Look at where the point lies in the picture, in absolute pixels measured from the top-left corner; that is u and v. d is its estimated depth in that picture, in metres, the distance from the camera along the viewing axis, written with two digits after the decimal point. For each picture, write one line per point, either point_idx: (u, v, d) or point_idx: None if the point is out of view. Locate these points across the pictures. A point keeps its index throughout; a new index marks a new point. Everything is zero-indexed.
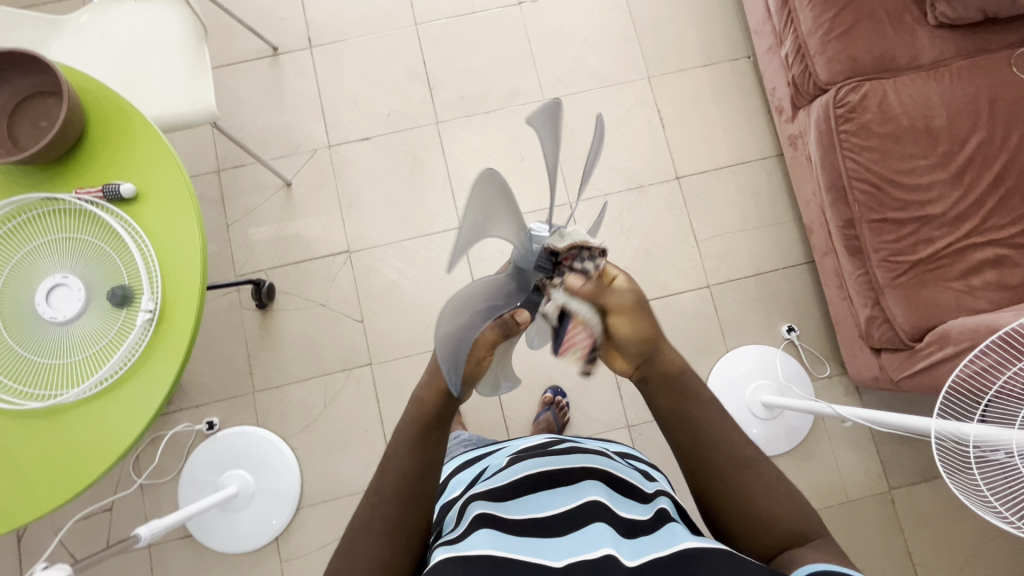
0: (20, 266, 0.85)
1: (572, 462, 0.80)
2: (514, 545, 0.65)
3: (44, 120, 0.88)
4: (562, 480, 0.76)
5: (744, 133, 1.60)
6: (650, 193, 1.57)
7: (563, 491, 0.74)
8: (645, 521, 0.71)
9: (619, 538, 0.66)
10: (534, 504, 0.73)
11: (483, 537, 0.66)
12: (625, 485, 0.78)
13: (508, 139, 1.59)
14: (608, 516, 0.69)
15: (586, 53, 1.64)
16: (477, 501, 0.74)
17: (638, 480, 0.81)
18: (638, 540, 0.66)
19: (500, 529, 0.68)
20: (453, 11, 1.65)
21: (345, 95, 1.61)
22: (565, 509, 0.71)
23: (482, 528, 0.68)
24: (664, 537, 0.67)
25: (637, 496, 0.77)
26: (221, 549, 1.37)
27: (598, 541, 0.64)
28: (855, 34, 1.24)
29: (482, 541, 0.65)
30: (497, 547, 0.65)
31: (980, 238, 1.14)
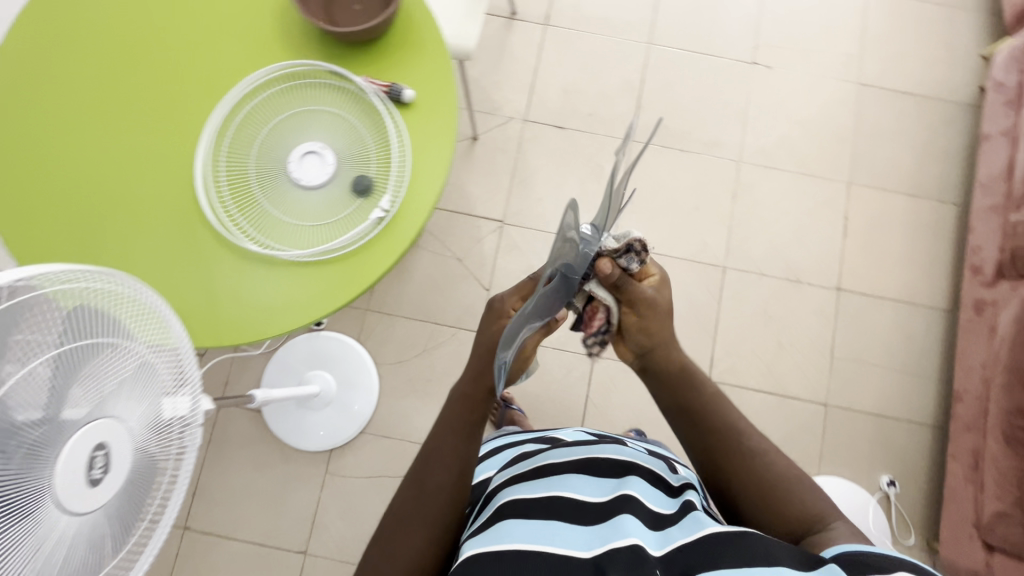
0: (286, 121, 0.90)
1: (596, 451, 0.81)
2: (550, 533, 0.67)
3: (357, 4, 0.93)
4: (586, 468, 0.77)
5: (921, 275, 1.54)
6: (805, 292, 1.53)
7: (582, 479, 0.75)
8: (671, 514, 0.71)
9: (644, 531, 0.67)
10: (557, 485, 0.74)
11: (515, 527, 0.67)
12: (653, 476, 0.79)
13: (691, 184, 1.58)
14: (635, 509, 0.70)
15: (796, 136, 1.62)
16: (504, 492, 0.76)
17: (664, 473, 0.81)
18: (664, 532, 0.68)
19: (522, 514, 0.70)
20: (688, 46, 1.66)
21: (558, 80, 1.64)
22: (589, 497, 0.72)
23: (508, 518, 0.69)
24: (688, 522, 0.69)
25: (665, 490, 0.77)
26: (280, 437, 1.43)
27: (620, 530, 0.66)
28: None
29: (513, 532, 0.66)
30: (533, 538, 0.66)
31: None
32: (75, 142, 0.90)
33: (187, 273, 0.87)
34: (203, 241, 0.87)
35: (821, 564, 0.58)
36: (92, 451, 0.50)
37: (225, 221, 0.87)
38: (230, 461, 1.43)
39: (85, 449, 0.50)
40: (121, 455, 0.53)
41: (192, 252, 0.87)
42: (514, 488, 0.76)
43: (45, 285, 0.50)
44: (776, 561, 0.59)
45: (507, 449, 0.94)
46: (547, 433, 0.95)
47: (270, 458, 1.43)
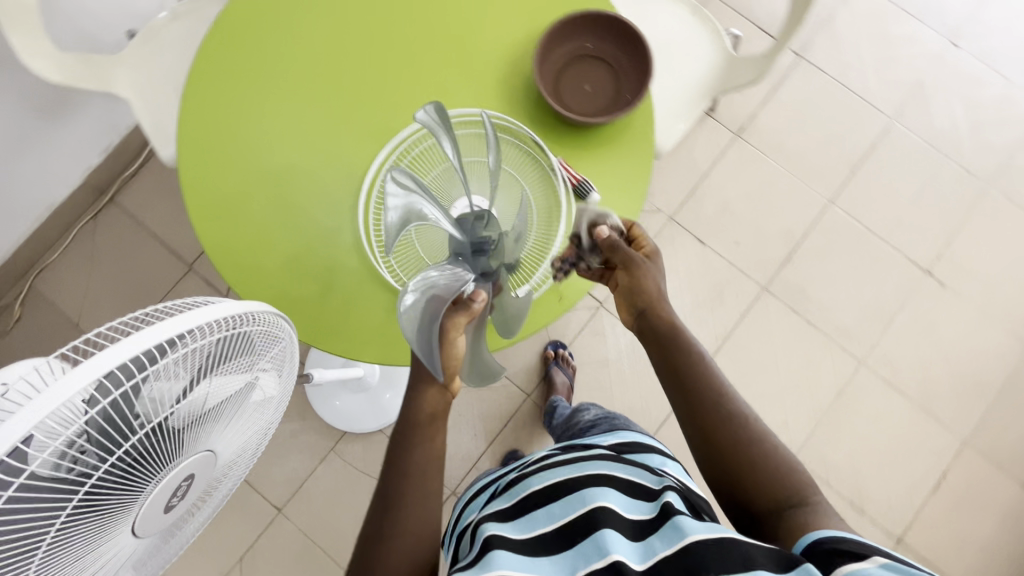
0: (466, 166, 0.88)
1: (572, 468, 0.73)
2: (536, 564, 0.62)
3: (587, 84, 0.90)
4: (559, 487, 0.71)
5: (989, 571, 1.40)
6: (861, 526, 1.41)
7: (557, 498, 0.69)
8: (649, 524, 0.65)
9: (625, 545, 0.62)
10: (537, 517, 0.69)
11: (504, 558, 0.62)
12: (634, 488, 0.71)
13: (801, 361, 1.47)
14: (612, 527, 0.64)
15: (933, 366, 1.48)
16: (483, 522, 0.69)
17: (643, 477, 0.73)
18: (647, 546, 0.63)
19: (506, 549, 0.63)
20: (869, 224, 1.53)
21: (723, 194, 1.54)
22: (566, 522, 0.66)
23: (494, 547, 0.63)
24: (668, 533, 0.62)
25: (643, 496, 0.70)
26: (309, 397, 1.46)
27: (600, 550, 0.61)
28: None
29: (502, 565, 0.60)
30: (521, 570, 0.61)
31: None
32: (278, 89, 0.91)
33: (313, 263, 0.87)
34: (343, 243, 0.88)
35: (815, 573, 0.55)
36: (181, 481, 0.52)
37: (370, 235, 0.86)
38: None
39: (176, 476, 0.51)
40: (200, 480, 0.55)
41: (330, 249, 0.87)
42: (499, 519, 0.70)
43: (236, 325, 0.50)
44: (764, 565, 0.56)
45: (494, 481, 0.86)
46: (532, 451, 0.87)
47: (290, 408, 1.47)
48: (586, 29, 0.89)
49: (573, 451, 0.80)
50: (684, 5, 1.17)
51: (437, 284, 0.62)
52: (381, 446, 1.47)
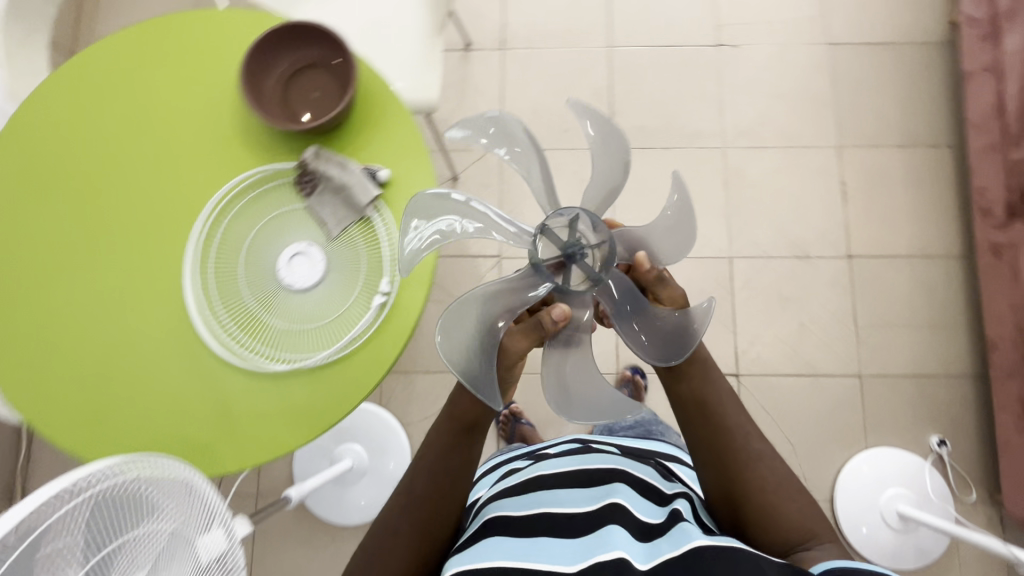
0: (268, 227, 0.88)
1: (589, 463, 0.86)
2: (527, 547, 0.71)
3: (316, 91, 0.91)
4: (575, 484, 0.82)
5: (928, 225, 1.51)
6: (817, 266, 1.51)
7: (568, 493, 0.80)
8: (657, 523, 0.76)
9: (635, 542, 0.70)
10: (544, 500, 0.79)
11: (493, 543, 0.72)
12: (648, 489, 0.83)
13: (680, 179, 1.56)
14: (617, 518, 0.74)
15: (776, 109, 1.59)
16: (487, 511, 0.80)
17: (658, 485, 0.86)
18: (650, 543, 0.71)
19: (508, 532, 0.73)
20: (650, 40, 1.64)
21: (526, 103, 1.62)
22: (578, 509, 0.77)
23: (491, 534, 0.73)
24: (676, 535, 0.71)
25: (656, 501, 0.82)
26: (320, 515, 1.42)
27: (605, 540, 0.69)
28: None
29: (501, 548, 0.70)
30: (507, 556, 0.69)
31: None
32: (53, 265, 0.88)
33: (185, 390, 0.84)
34: (208, 364, 0.85)
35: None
36: None
37: (225, 340, 0.85)
38: (278, 553, 1.42)
39: None
40: None
41: (201, 379, 0.84)
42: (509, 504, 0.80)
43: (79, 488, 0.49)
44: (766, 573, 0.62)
45: (506, 464, 0.99)
46: (553, 443, 1.01)
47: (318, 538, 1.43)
48: (276, 48, 0.89)
49: (592, 450, 0.94)
50: None
51: (488, 296, 0.65)
52: None
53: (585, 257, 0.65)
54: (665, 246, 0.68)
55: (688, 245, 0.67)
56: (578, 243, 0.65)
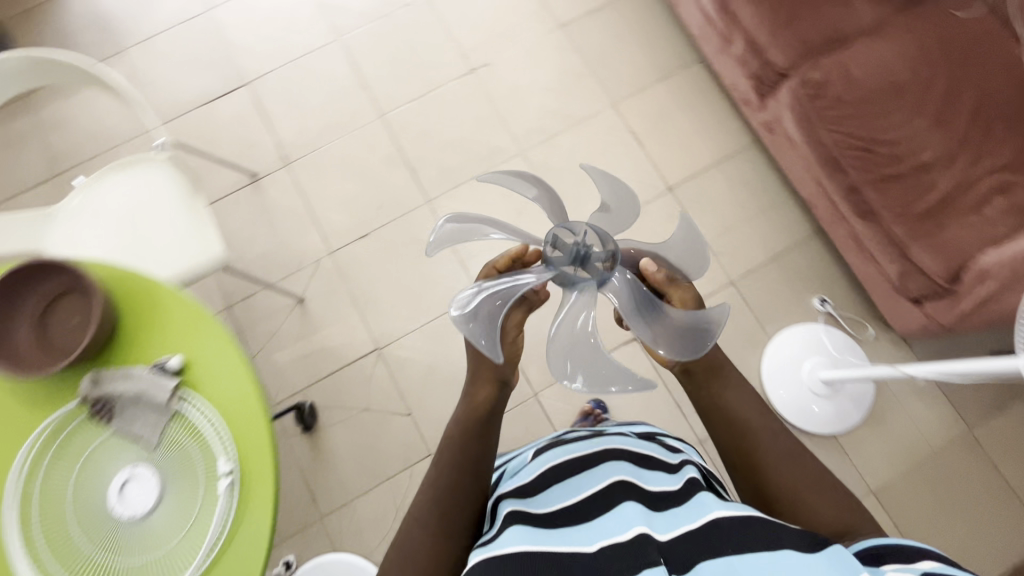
0: (85, 470, 0.82)
1: (596, 445, 0.87)
2: (545, 534, 0.71)
3: (73, 317, 0.87)
4: (585, 463, 0.83)
5: (716, 131, 1.66)
6: (649, 210, 1.61)
7: (581, 479, 0.81)
8: (668, 494, 0.77)
9: (652, 518, 0.71)
10: (559, 490, 0.79)
11: (515, 530, 0.71)
12: (653, 462, 0.85)
13: (500, 198, 1.63)
14: (632, 497, 0.75)
15: (548, 98, 1.71)
16: (502, 504, 0.79)
17: (662, 457, 0.88)
18: (661, 513, 0.72)
19: (528, 524, 0.72)
20: (413, 94, 1.73)
21: (332, 200, 1.65)
22: (595, 489, 0.77)
23: (513, 523, 0.72)
24: (694, 507, 0.72)
25: (665, 473, 0.83)
26: None
27: (627, 519, 0.70)
28: (801, 22, 1.33)
29: (517, 537, 0.69)
30: (530, 539, 0.69)
31: (975, 171, 1.20)
32: None
33: None
34: None
35: (831, 548, 0.62)
36: None
37: None
38: None
39: None
40: None
41: None
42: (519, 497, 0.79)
43: None
44: (783, 546, 0.63)
45: (509, 455, 0.99)
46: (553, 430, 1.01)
47: None
48: (12, 299, 0.85)
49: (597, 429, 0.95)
50: (110, 172, 1.20)
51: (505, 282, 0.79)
52: None
53: (593, 261, 0.78)
54: (686, 261, 0.84)
55: (703, 260, 0.83)
56: (584, 246, 0.78)
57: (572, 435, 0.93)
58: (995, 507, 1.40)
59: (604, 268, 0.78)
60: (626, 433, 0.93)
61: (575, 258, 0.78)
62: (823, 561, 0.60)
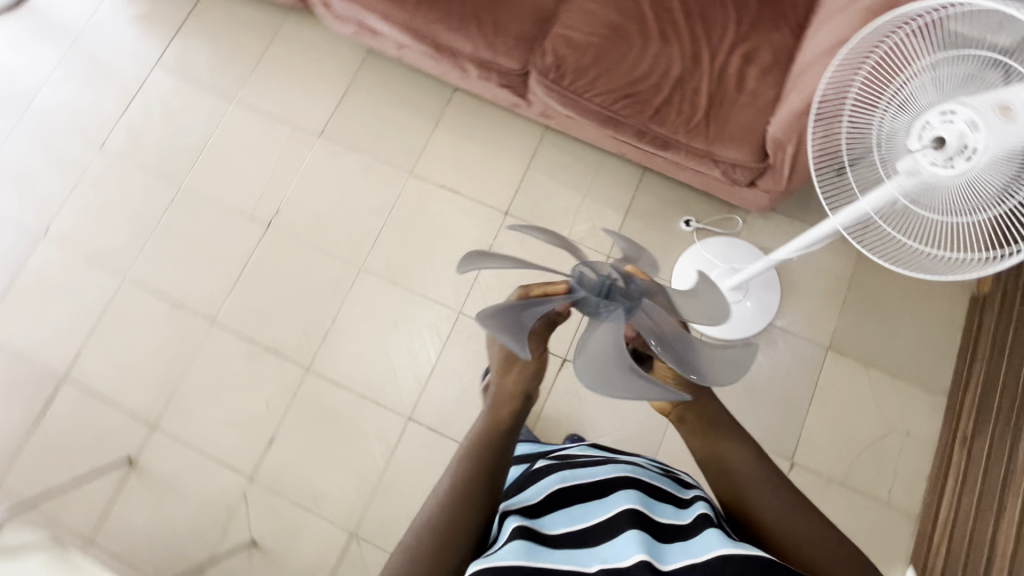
0: None
1: (601, 472, 0.84)
2: (547, 552, 0.69)
3: None
4: (597, 485, 0.81)
5: (511, 141, 1.70)
6: (502, 244, 1.62)
7: (587, 503, 0.78)
8: (670, 530, 0.75)
9: (654, 548, 0.69)
10: (571, 512, 0.78)
11: (518, 545, 0.69)
12: (662, 493, 0.83)
13: (372, 321, 1.60)
14: (637, 525, 0.72)
15: (354, 207, 1.69)
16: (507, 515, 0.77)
17: (670, 488, 0.86)
18: (665, 548, 0.71)
19: (536, 538, 0.72)
20: (230, 282, 1.64)
21: (220, 428, 1.53)
22: (608, 513, 0.75)
23: (516, 536, 0.70)
24: (696, 541, 0.71)
25: (671, 504, 0.81)
26: None
27: (631, 548, 0.68)
28: (508, 21, 1.36)
29: (523, 550, 0.68)
30: (531, 555, 0.68)
31: (720, 59, 1.27)
32: None
33: None
34: None
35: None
36: None
37: None
38: None
39: None
40: None
41: None
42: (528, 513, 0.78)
43: None
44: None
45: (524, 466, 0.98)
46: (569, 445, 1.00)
47: None
48: None
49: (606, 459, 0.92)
50: None
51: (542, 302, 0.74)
52: None
53: (620, 288, 0.73)
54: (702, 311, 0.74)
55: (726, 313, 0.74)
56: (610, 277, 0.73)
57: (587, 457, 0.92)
58: (918, 291, 1.52)
59: (628, 297, 0.73)
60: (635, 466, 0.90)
61: (598, 288, 0.73)
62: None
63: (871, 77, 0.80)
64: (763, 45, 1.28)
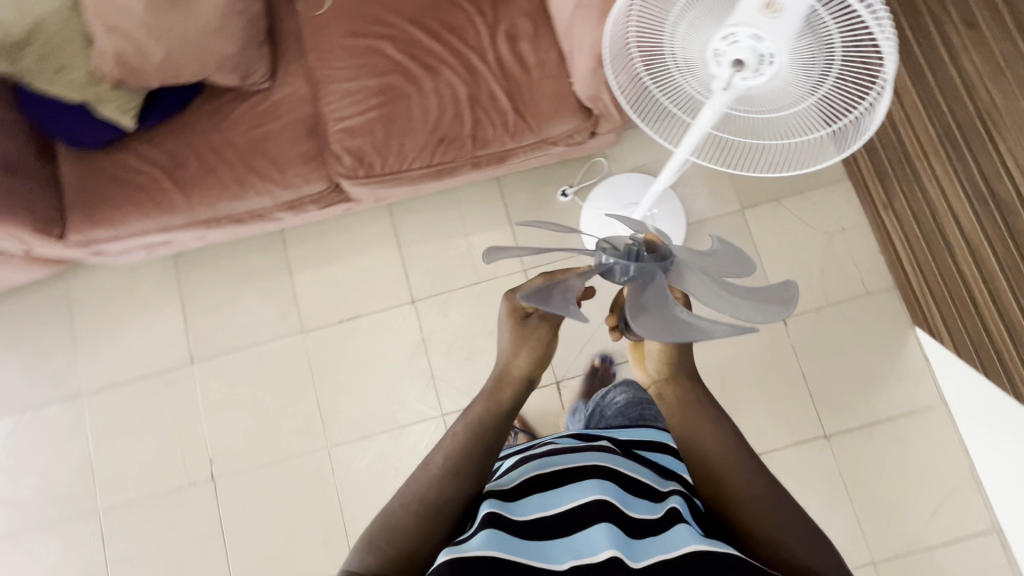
0: None
1: (579, 460, 0.81)
2: (519, 544, 0.68)
3: None
4: (573, 475, 0.78)
5: (369, 237, 1.61)
6: (432, 330, 1.55)
7: (562, 490, 0.76)
8: (644, 523, 0.72)
9: (621, 540, 0.68)
10: (545, 499, 0.75)
11: (489, 535, 0.68)
12: (639, 484, 0.79)
13: (376, 483, 1.49)
14: (611, 521, 0.70)
15: (277, 400, 1.54)
16: (484, 501, 0.76)
17: (649, 478, 0.82)
18: (637, 542, 0.69)
19: (507, 529, 0.70)
20: (222, 555, 1.48)
21: None
22: (581, 500, 0.73)
23: (489, 527, 0.69)
24: (666, 536, 0.69)
25: (647, 496, 0.78)
26: None
27: (599, 544, 0.67)
28: (284, 151, 1.23)
29: (491, 543, 0.67)
30: (503, 547, 0.67)
31: (492, 56, 1.23)
32: None
33: None
34: None
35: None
36: None
37: None
38: None
39: None
40: None
41: None
42: (502, 498, 0.76)
43: None
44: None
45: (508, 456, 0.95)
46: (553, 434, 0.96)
47: None
48: None
49: (586, 443, 0.88)
50: None
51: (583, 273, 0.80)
52: None
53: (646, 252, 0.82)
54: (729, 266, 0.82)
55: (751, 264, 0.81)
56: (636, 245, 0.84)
57: (565, 445, 0.88)
58: None
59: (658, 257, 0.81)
60: (614, 452, 0.86)
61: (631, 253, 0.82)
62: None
63: (641, 27, 0.74)
64: (514, 17, 1.25)
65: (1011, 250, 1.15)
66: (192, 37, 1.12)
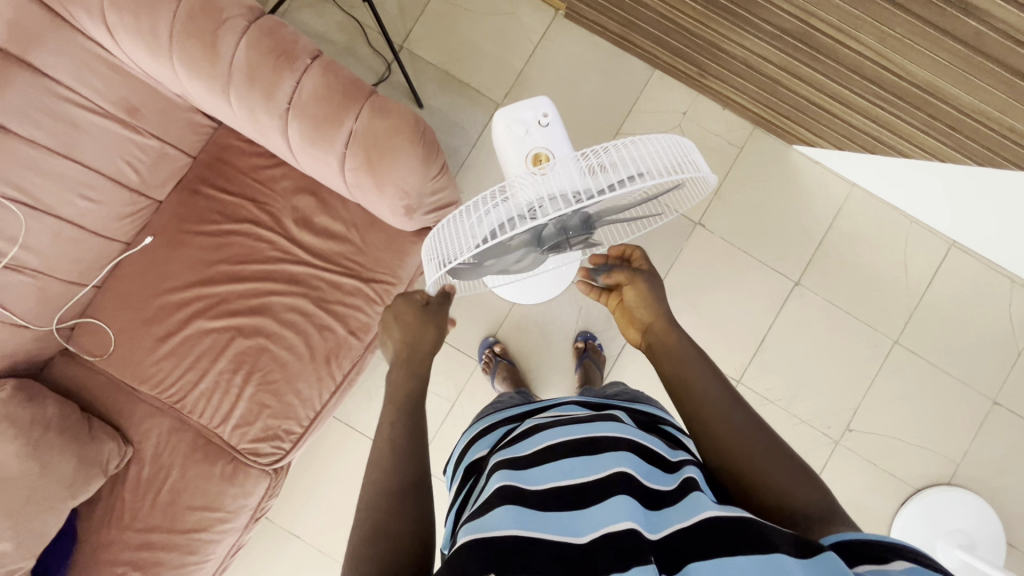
0: None
1: (597, 426, 0.64)
2: (538, 518, 0.53)
3: None
4: (588, 441, 0.62)
5: (335, 452, 1.51)
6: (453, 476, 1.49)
7: (591, 455, 0.60)
8: (667, 495, 0.58)
9: (638, 511, 0.54)
10: (557, 468, 0.59)
11: (503, 511, 0.53)
12: (652, 449, 0.64)
13: None
14: (633, 493, 0.55)
15: None
16: (492, 477, 0.60)
17: (661, 444, 0.67)
18: (657, 513, 0.55)
19: (524, 502, 0.55)
20: None
21: None
22: (596, 474, 0.58)
23: (502, 502, 0.54)
24: (683, 505, 0.55)
25: (662, 462, 0.63)
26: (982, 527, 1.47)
27: (615, 511, 0.52)
28: (201, 491, 1.08)
29: (498, 521, 0.52)
30: (520, 522, 0.52)
31: (299, 250, 1.10)
32: None
33: None
34: None
35: (822, 548, 0.47)
36: None
37: None
38: None
39: None
40: None
41: None
42: (509, 468, 0.61)
43: None
44: (775, 549, 0.47)
45: (501, 425, 0.78)
46: (548, 407, 0.79)
47: (1000, 495, 1.52)
48: None
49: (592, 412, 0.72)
50: None
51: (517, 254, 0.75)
52: (920, 471, 1.53)
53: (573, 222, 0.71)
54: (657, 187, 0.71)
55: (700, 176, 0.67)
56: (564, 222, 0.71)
57: (569, 415, 0.70)
58: (552, 74, 1.57)
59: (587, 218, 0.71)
60: (623, 419, 0.70)
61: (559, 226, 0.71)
62: (819, 564, 0.45)
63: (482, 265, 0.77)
64: (289, 199, 1.11)
65: (832, 65, 1.18)
66: (22, 495, 0.96)
